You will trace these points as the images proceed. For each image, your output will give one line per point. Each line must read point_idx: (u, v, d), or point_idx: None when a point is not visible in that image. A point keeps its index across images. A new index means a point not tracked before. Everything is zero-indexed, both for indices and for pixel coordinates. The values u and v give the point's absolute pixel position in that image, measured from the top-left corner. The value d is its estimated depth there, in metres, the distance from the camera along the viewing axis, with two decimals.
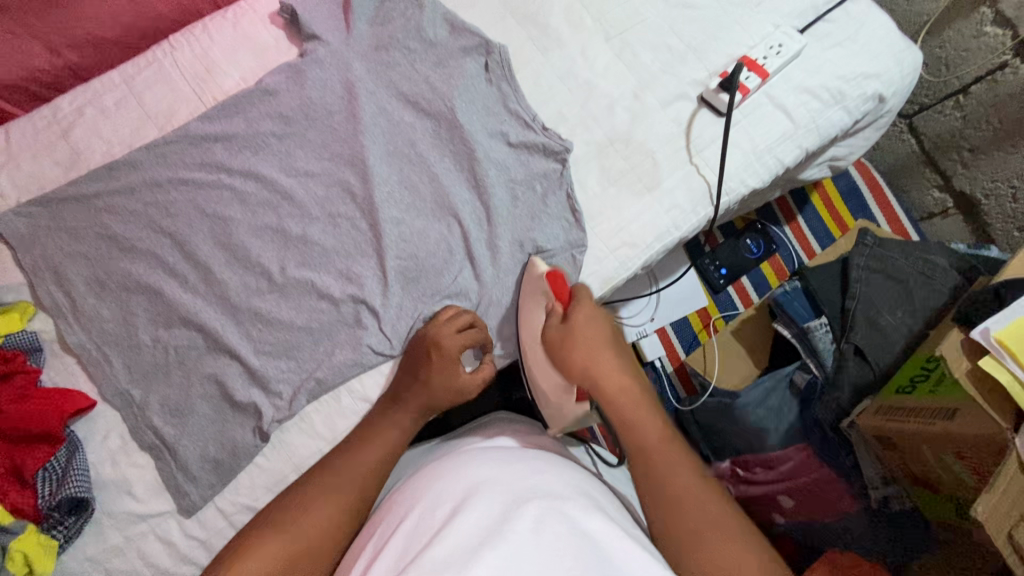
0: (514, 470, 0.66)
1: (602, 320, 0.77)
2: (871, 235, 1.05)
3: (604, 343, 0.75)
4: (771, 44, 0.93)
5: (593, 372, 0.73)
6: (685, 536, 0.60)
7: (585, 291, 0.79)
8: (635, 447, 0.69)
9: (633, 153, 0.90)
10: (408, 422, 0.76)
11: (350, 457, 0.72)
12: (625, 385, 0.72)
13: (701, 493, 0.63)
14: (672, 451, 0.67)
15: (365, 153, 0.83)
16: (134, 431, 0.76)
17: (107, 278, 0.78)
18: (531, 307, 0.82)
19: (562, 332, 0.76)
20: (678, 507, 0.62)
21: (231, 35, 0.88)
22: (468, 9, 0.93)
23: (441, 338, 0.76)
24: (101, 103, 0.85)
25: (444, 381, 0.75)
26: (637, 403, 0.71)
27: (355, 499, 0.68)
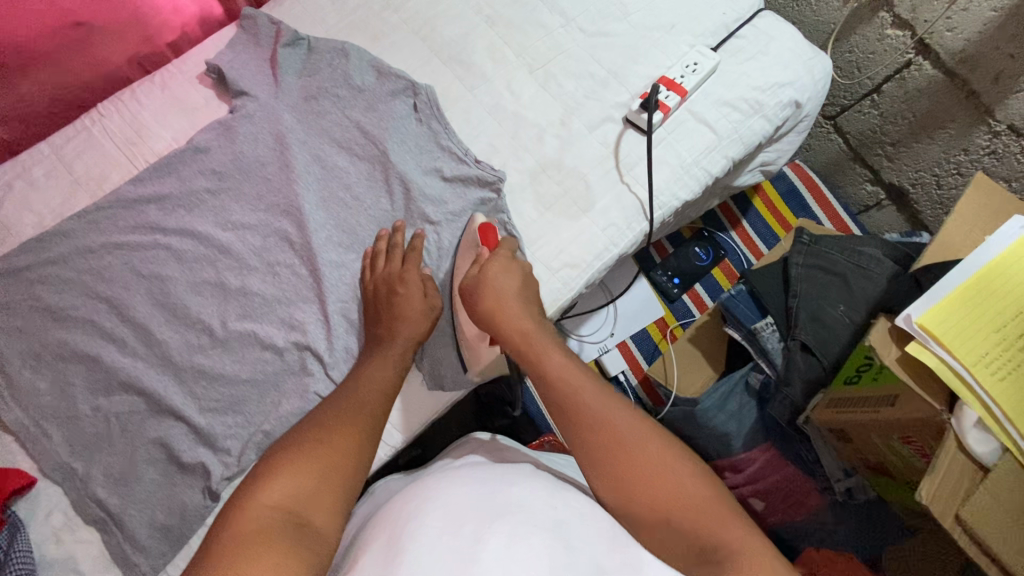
0: (484, 481, 0.63)
1: (515, 270, 0.80)
2: (808, 233, 1.09)
3: (512, 292, 0.77)
4: (686, 63, 0.98)
5: (497, 320, 0.76)
6: (603, 454, 0.62)
7: (510, 242, 0.83)
8: (543, 383, 0.70)
9: (565, 178, 0.93)
10: (399, 358, 0.78)
11: (357, 389, 0.72)
12: (528, 328, 0.75)
13: (613, 412, 0.65)
14: (579, 382, 0.68)
15: (300, 201, 0.84)
16: (77, 505, 0.74)
17: (43, 350, 0.77)
18: (463, 253, 0.86)
19: (476, 279, 0.79)
20: (589, 430, 0.64)
21: (161, 98, 0.90)
22: (395, 53, 0.96)
23: (398, 269, 0.81)
24: (31, 175, 0.85)
25: (416, 303, 0.80)
26: (544, 341, 0.73)
27: (367, 417, 0.68)
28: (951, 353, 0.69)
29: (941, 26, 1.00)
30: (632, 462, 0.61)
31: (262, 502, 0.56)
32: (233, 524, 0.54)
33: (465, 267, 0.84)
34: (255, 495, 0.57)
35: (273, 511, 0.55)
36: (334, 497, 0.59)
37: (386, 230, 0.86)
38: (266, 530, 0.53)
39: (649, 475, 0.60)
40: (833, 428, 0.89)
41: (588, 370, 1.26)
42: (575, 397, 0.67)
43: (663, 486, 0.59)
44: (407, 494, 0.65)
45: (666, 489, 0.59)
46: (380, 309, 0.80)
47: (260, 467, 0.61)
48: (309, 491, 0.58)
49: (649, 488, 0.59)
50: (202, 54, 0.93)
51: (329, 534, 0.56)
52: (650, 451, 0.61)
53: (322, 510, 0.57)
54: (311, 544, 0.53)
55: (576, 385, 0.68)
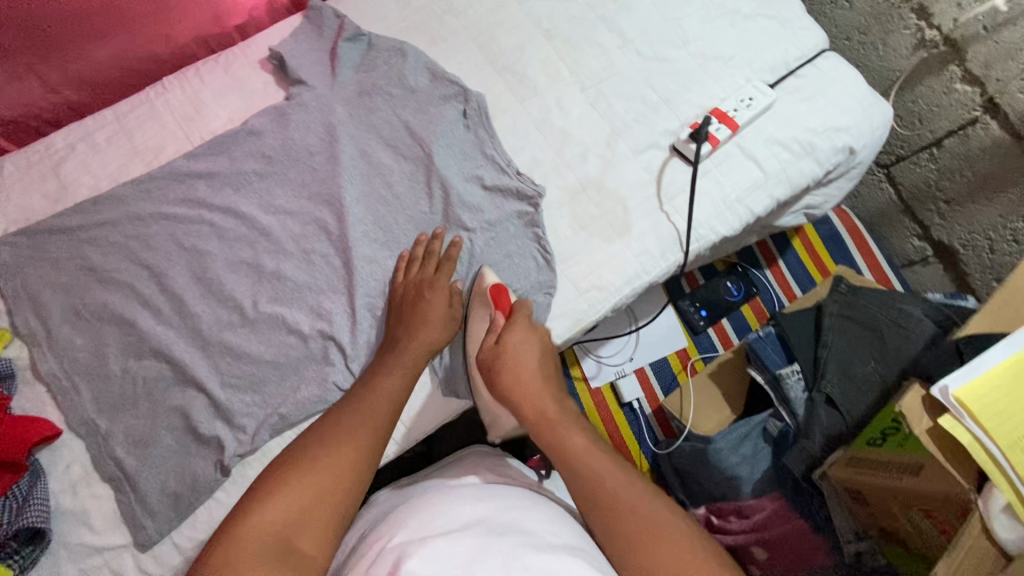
0: (489, 502, 0.65)
1: (535, 341, 0.80)
2: (846, 283, 1.09)
3: (531, 363, 0.78)
4: (741, 97, 0.96)
5: (517, 398, 0.76)
6: (632, 546, 0.60)
7: (523, 308, 0.82)
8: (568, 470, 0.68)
9: (604, 200, 0.92)
10: (408, 365, 0.77)
11: (363, 398, 0.72)
12: (547, 407, 0.75)
13: (640, 501, 0.63)
14: (604, 465, 0.67)
15: (342, 193, 0.86)
16: (97, 461, 0.77)
17: (83, 308, 0.80)
18: (474, 317, 0.85)
19: (492, 351, 0.79)
20: (619, 521, 0.62)
21: (222, 78, 0.93)
22: (452, 57, 0.97)
23: (430, 275, 0.83)
24: (93, 139, 0.89)
25: (439, 309, 0.82)
26: (565, 423, 0.73)
27: (368, 432, 0.68)
28: (988, 433, 0.67)
29: (1014, 86, 0.98)
30: (657, 551, 0.59)
31: (263, 519, 0.58)
32: (232, 538, 0.57)
33: (479, 331, 0.84)
34: (251, 512, 0.59)
35: (264, 531, 0.57)
36: (324, 518, 0.59)
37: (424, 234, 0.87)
38: (254, 554, 0.55)
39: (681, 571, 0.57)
40: (848, 487, 0.87)
41: (602, 392, 1.25)
42: (602, 483, 0.65)
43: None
44: (405, 514, 0.64)
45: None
46: (404, 313, 0.81)
47: (266, 475, 0.62)
48: (298, 512, 0.59)
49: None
50: (267, 40, 0.96)
51: (316, 556, 0.57)
52: (677, 542, 0.59)
53: (311, 531, 0.58)
54: (294, 568, 0.55)
55: (600, 467, 0.67)
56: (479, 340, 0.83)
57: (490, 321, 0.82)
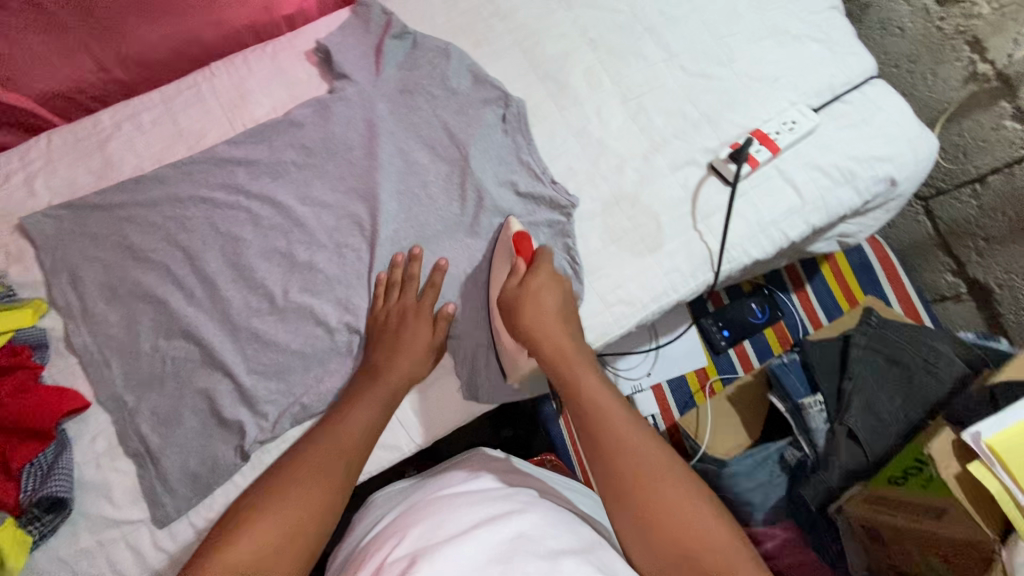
0: (486, 511, 0.63)
1: (556, 287, 0.79)
2: (875, 316, 1.06)
3: (551, 306, 0.78)
4: (784, 120, 0.95)
5: (536, 334, 0.76)
6: (628, 486, 0.62)
7: (548, 254, 0.81)
8: (579, 406, 0.70)
9: (638, 214, 0.91)
10: (384, 397, 0.78)
11: (337, 432, 0.73)
12: (563, 344, 0.75)
13: (641, 445, 0.65)
14: (611, 408, 0.68)
15: (378, 189, 0.86)
16: (122, 436, 0.78)
17: (119, 285, 0.81)
18: (500, 266, 0.85)
19: (516, 294, 0.78)
20: (618, 460, 0.63)
21: (268, 67, 0.94)
22: (495, 61, 0.97)
23: (412, 301, 0.82)
24: (139, 119, 0.91)
25: (422, 337, 0.82)
26: (582, 362, 0.74)
27: (343, 468, 0.69)
28: (1016, 483, 0.65)
29: None
30: (652, 496, 0.61)
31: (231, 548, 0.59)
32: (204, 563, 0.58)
33: (501, 276, 0.84)
34: (222, 549, 0.59)
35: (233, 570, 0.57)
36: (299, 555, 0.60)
37: (401, 255, 0.85)
38: None
39: (673, 515, 0.59)
40: (866, 526, 0.87)
41: None
42: (605, 424, 0.67)
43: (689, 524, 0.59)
44: (408, 522, 0.64)
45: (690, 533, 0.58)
46: (388, 335, 0.81)
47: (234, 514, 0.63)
48: (272, 549, 0.59)
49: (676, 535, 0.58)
50: (314, 32, 0.97)
51: None
52: (672, 488, 0.61)
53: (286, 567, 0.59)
54: None
55: (606, 410, 0.68)
56: (501, 285, 0.83)
57: (512, 266, 0.82)
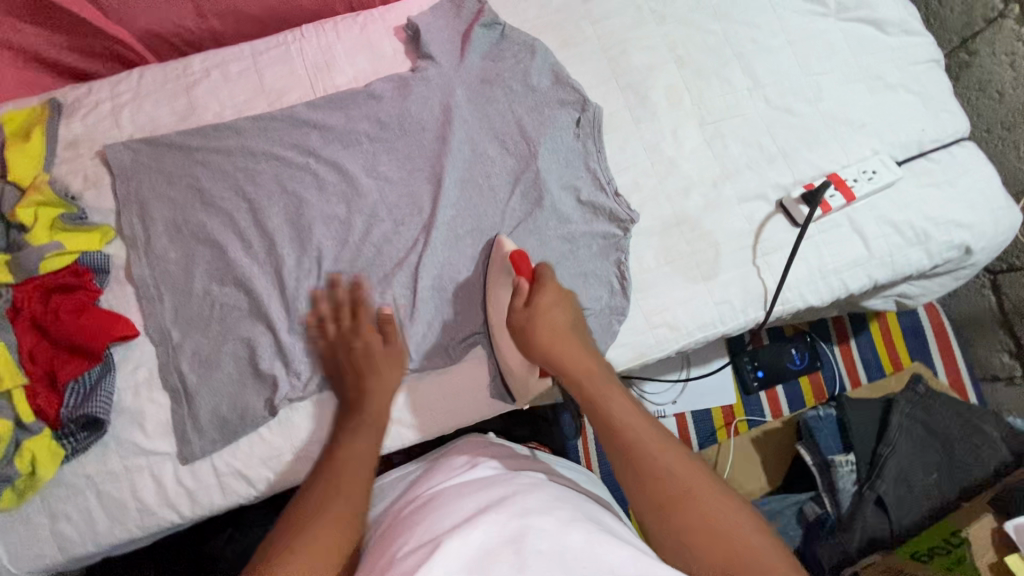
0: (489, 497, 0.62)
1: (564, 302, 0.77)
2: (924, 384, 1.01)
3: (563, 326, 0.75)
4: (864, 168, 0.92)
5: (553, 353, 0.73)
6: (660, 504, 0.58)
7: (547, 270, 0.79)
8: (607, 430, 0.65)
9: (697, 239, 0.90)
10: (370, 428, 0.72)
11: (335, 468, 0.66)
12: (585, 363, 0.72)
13: (673, 462, 0.61)
14: (640, 424, 0.65)
15: (443, 173, 0.87)
16: (162, 370, 0.81)
17: (183, 225, 0.84)
18: (498, 284, 0.83)
19: (525, 313, 0.76)
20: (650, 481, 0.59)
21: (356, 37, 0.95)
22: (578, 64, 0.97)
23: (352, 330, 0.78)
24: (227, 69, 0.93)
25: (378, 368, 0.76)
26: (608, 384, 0.70)
27: (351, 504, 0.61)
28: None
29: None
30: (686, 513, 0.56)
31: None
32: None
33: (505, 298, 0.81)
34: None
35: None
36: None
37: (321, 288, 0.81)
38: None
39: (709, 531, 0.55)
40: None
41: None
42: (632, 440, 0.63)
43: (730, 538, 0.54)
44: (411, 517, 0.63)
45: (736, 545, 0.53)
46: (350, 368, 0.77)
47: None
48: None
49: (722, 551, 0.53)
50: (406, 10, 0.98)
51: None
52: (707, 500, 0.57)
53: None
54: None
55: (634, 424, 0.64)
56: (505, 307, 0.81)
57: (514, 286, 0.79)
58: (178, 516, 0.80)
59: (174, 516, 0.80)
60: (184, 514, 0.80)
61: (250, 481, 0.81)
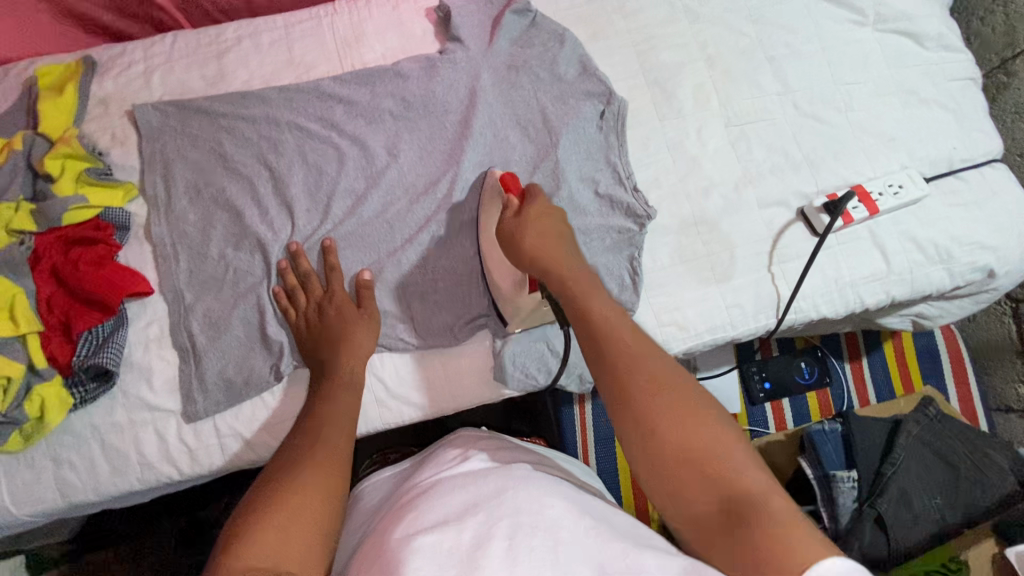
0: (486, 479, 0.60)
1: (555, 214, 0.74)
2: (936, 407, 0.98)
3: (553, 233, 0.73)
4: (891, 182, 0.90)
5: (539, 257, 0.71)
6: (633, 394, 0.59)
7: (538, 188, 0.76)
8: (587, 330, 0.65)
9: (713, 241, 0.89)
10: (347, 382, 0.75)
11: (317, 427, 0.70)
12: (572, 268, 0.70)
13: (650, 359, 0.61)
14: (622, 328, 0.65)
15: (463, 155, 0.87)
16: (173, 328, 0.82)
17: (204, 188, 0.85)
18: (490, 207, 0.82)
19: (514, 224, 0.73)
20: (625, 373, 0.60)
21: (388, 15, 0.96)
22: (607, 57, 0.96)
23: (322, 295, 0.80)
24: (258, 39, 0.94)
25: (352, 328, 0.79)
26: (592, 287, 0.69)
27: (335, 465, 0.65)
28: None
29: None
30: (657, 404, 0.58)
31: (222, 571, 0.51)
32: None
33: (494, 218, 0.80)
34: (230, 549, 0.53)
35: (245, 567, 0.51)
36: (304, 542, 0.55)
37: (283, 260, 0.82)
38: None
39: (676, 423, 0.56)
40: None
41: None
42: (612, 339, 0.63)
43: (694, 433, 0.56)
44: (400, 508, 0.60)
45: (699, 440, 0.55)
46: (325, 337, 0.78)
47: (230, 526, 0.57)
48: (278, 540, 0.54)
49: (687, 447, 0.55)
50: None
51: None
52: (681, 398, 0.58)
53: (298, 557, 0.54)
54: None
55: (615, 327, 0.64)
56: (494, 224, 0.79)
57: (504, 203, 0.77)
58: (177, 473, 0.81)
59: (174, 473, 0.81)
60: (183, 472, 0.81)
61: (250, 445, 0.82)
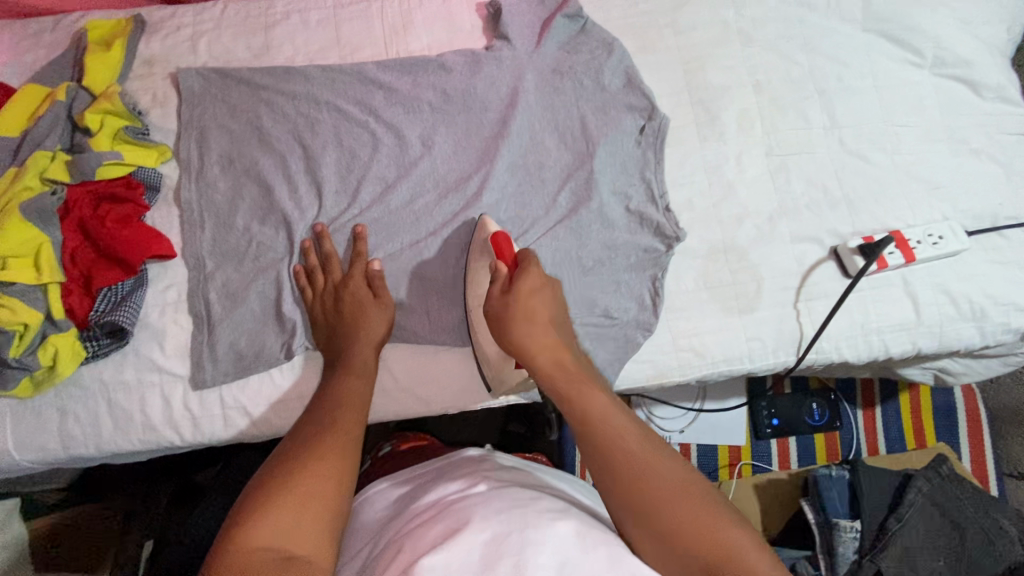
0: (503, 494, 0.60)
1: (547, 289, 0.72)
2: (948, 466, 0.96)
3: (543, 318, 0.71)
4: (930, 231, 0.88)
5: (531, 348, 0.69)
6: (642, 507, 0.59)
7: (531, 255, 0.73)
8: (583, 435, 0.64)
9: (741, 271, 0.87)
10: (363, 369, 0.75)
11: (332, 409, 0.69)
12: (566, 361, 0.69)
13: (653, 465, 0.61)
14: (621, 429, 0.63)
15: (496, 155, 0.86)
16: (191, 295, 0.82)
17: (237, 159, 0.85)
18: (479, 265, 0.80)
19: (502, 305, 0.71)
20: (632, 488, 0.60)
21: (438, 6, 0.95)
22: (653, 71, 0.94)
23: (341, 281, 0.79)
24: (307, 16, 0.94)
25: (369, 315, 0.78)
26: (586, 378, 0.68)
27: (347, 444, 0.64)
28: None
29: None
30: (668, 515, 0.58)
31: (239, 543, 0.54)
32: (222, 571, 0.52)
33: (483, 280, 0.79)
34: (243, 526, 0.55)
35: (261, 548, 0.53)
36: (317, 523, 0.57)
37: (308, 240, 0.82)
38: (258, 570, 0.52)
39: (689, 531, 0.57)
40: None
41: None
42: (615, 448, 0.62)
43: (710, 539, 0.57)
44: (410, 527, 0.59)
45: (715, 548, 0.56)
46: (341, 323, 0.78)
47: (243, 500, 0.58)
48: (291, 521, 0.56)
49: (699, 546, 0.56)
50: None
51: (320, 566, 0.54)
52: (689, 505, 0.58)
53: (310, 541, 0.55)
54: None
55: (611, 435, 0.63)
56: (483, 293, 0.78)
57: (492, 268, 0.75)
58: (178, 438, 0.81)
59: (175, 438, 0.81)
60: (184, 438, 0.81)
61: (252, 419, 0.82)
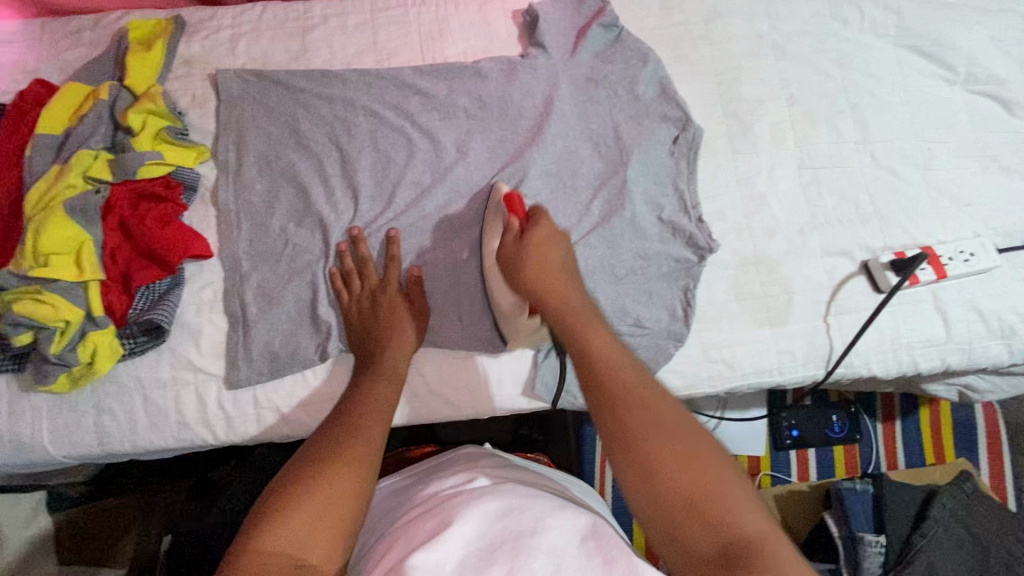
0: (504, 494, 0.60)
1: (558, 242, 0.74)
2: (972, 483, 0.95)
3: (551, 263, 0.72)
4: (961, 248, 0.88)
5: (540, 285, 0.70)
6: (630, 432, 0.55)
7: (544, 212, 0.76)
8: (581, 357, 0.62)
9: (772, 283, 0.87)
10: (392, 374, 0.74)
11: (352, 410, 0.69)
12: (572, 300, 0.68)
13: (650, 395, 0.58)
14: (619, 358, 0.61)
15: (531, 162, 0.86)
16: (226, 294, 0.83)
17: (274, 161, 0.86)
18: (494, 225, 0.82)
19: (515, 248, 0.74)
20: (625, 410, 0.56)
21: (474, 13, 0.96)
22: (687, 82, 0.95)
23: (378, 285, 0.80)
24: (344, 20, 0.95)
25: (402, 315, 0.79)
26: (588, 316, 0.66)
27: (366, 449, 0.63)
28: None
29: None
30: (658, 441, 0.54)
31: (251, 546, 0.54)
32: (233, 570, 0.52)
33: (496, 235, 0.80)
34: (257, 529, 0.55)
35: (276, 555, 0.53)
36: (331, 528, 0.56)
37: (344, 243, 0.83)
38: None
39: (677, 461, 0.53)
40: None
41: None
42: (609, 372, 0.59)
43: (700, 473, 0.52)
44: (408, 522, 0.60)
45: (702, 482, 0.52)
46: (376, 327, 0.78)
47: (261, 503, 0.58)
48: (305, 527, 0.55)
49: (683, 479, 0.52)
50: None
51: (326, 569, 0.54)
52: (683, 437, 0.54)
53: (321, 547, 0.55)
54: None
55: (612, 360, 0.61)
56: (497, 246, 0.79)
57: (505, 224, 0.78)
58: (211, 437, 0.82)
59: (208, 436, 0.82)
60: (217, 437, 0.82)
61: (285, 420, 0.83)
